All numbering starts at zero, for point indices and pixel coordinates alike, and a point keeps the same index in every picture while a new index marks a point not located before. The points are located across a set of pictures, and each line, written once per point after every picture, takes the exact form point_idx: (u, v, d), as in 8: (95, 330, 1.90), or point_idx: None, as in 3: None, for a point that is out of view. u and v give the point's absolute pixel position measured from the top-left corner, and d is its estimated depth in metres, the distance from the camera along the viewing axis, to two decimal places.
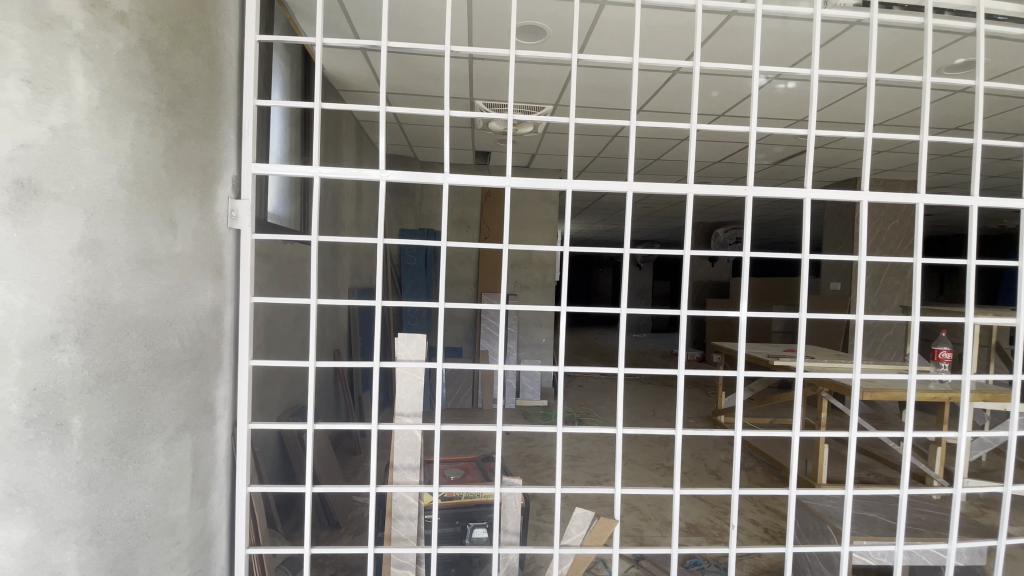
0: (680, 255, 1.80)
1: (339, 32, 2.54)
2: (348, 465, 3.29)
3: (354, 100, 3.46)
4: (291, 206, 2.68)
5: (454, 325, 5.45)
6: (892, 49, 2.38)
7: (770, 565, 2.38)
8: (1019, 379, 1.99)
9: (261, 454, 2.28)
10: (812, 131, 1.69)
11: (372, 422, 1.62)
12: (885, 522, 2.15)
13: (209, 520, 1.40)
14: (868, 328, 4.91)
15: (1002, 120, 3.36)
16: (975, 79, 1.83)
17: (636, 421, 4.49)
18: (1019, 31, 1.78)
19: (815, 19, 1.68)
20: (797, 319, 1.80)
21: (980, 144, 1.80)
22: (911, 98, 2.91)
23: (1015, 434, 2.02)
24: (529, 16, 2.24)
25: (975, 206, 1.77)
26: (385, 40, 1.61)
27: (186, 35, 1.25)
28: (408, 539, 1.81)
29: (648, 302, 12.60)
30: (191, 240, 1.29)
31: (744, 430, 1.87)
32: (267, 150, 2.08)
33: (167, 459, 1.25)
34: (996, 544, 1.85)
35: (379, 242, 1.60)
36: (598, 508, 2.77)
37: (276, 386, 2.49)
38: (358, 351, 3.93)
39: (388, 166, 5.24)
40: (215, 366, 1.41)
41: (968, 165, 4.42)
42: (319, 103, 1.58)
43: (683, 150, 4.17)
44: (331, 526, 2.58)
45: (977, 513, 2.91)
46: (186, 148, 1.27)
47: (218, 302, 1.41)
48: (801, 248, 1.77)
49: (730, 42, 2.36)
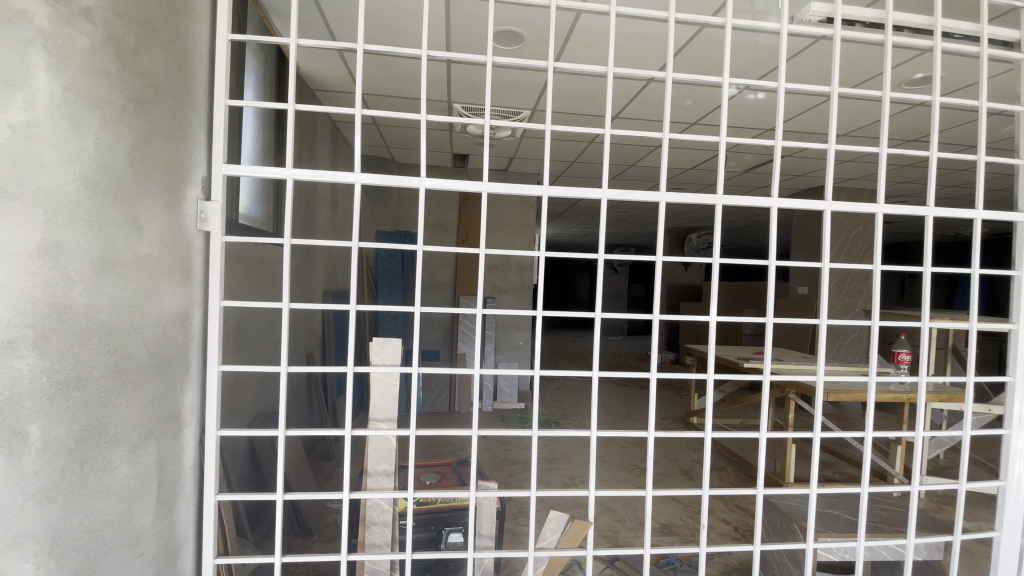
0: (653, 260, 1.81)
1: (312, 32, 2.50)
2: (322, 471, 3.24)
3: (329, 101, 3.42)
4: (264, 208, 2.63)
5: (431, 328, 5.42)
6: (854, 63, 2.48)
7: (740, 563, 2.45)
8: (974, 382, 2.07)
9: (231, 461, 2.24)
10: (778, 142, 1.72)
11: (345, 429, 1.57)
12: (848, 519, 2.22)
13: (175, 530, 1.36)
14: (833, 331, 5.09)
15: (956, 133, 3.53)
16: (931, 94, 1.90)
17: (611, 423, 4.55)
18: (974, 49, 1.86)
19: (782, 34, 1.71)
20: (765, 323, 1.83)
21: (936, 156, 1.86)
22: (872, 111, 3.03)
23: (969, 434, 2.09)
24: (506, 21, 2.25)
25: (931, 217, 1.83)
26: (361, 41, 1.56)
27: (153, 31, 1.22)
28: (382, 545, 1.78)
29: (624, 305, 12.78)
30: (157, 243, 1.25)
31: (713, 432, 1.89)
32: (237, 150, 2.04)
33: (131, 468, 1.21)
34: (952, 539, 1.93)
35: (353, 246, 1.56)
36: (573, 510, 2.80)
37: (247, 391, 2.43)
38: (332, 355, 3.88)
39: (364, 167, 5.16)
40: (182, 371, 1.37)
41: (926, 176, 4.64)
42: (293, 103, 1.54)
43: (657, 156, 4.25)
44: (303, 533, 2.55)
45: (935, 509, 3.06)
46: (153, 148, 1.23)
47: (186, 306, 1.37)
48: (767, 254, 1.81)
49: (701, 53, 2.42)
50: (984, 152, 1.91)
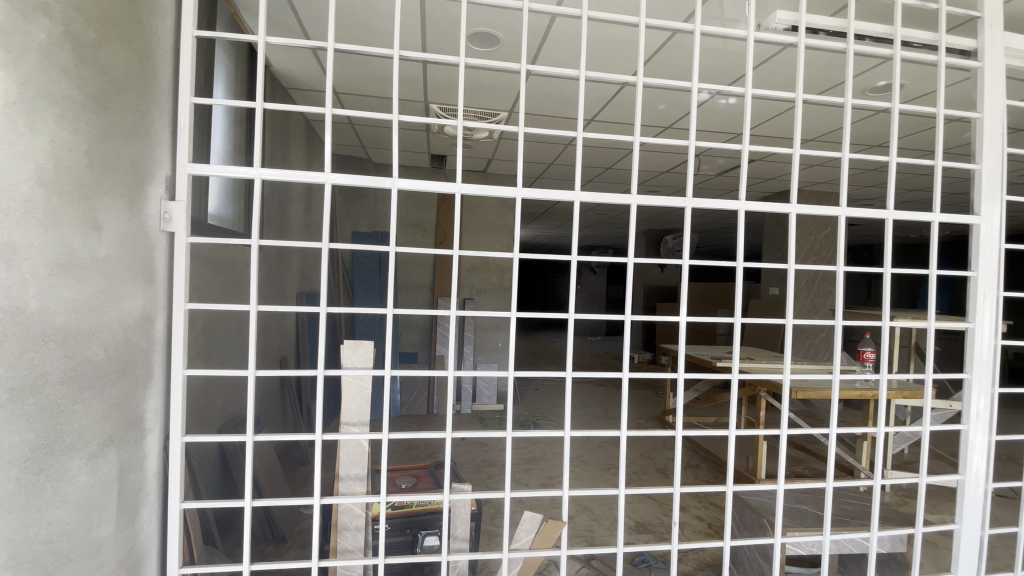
0: (625, 262, 1.83)
1: (284, 30, 2.46)
2: (295, 476, 3.18)
3: (302, 100, 3.37)
4: (234, 207, 2.58)
5: (409, 330, 5.39)
6: (820, 70, 2.57)
7: (713, 560, 2.49)
8: (932, 378, 2.14)
9: (199, 467, 2.18)
10: (745, 146, 1.75)
11: (316, 433, 1.53)
12: (814, 514, 2.28)
13: (137, 540, 1.32)
14: (803, 330, 5.23)
15: (916, 139, 3.67)
16: (891, 102, 1.96)
17: (589, 423, 4.59)
18: (932, 57, 1.93)
19: (749, 41, 1.75)
20: (734, 323, 1.86)
21: (895, 162, 1.92)
22: (837, 117, 3.13)
23: (928, 428, 2.16)
24: (480, 23, 2.26)
25: (891, 220, 1.89)
26: (333, 40, 1.52)
27: (114, 26, 1.18)
28: (355, 550, 1.76)
29: (603, 306, 12.91)
30: (118, 244, 1.21)
31: (684, 431, 1.91)
32: (205, 149, 1.99)
33: (90, 476, 1.17)
34: (913, 532, 1.99)
35: (324, 247, 1.53)
36: (549, 510, 2.81)
37: (216, 395, 2.37)
38: (307, 358, 3.83)
39: (340, 168, 5.10)
40: (144, 376, 1.33)
41: (888, 180, 4.82)
42: (262, 101, 1.49)
43: (632, 160, 4.32)
44: (276, 540, 2.50)
45: (899, 503, 3.17)
46: (115, 147, 1.20)
47: (148, 309, 1.33)
48: (736, 256, 1.84)
49: (674, 58, 2.47)
50: (941, 157, 1.97)
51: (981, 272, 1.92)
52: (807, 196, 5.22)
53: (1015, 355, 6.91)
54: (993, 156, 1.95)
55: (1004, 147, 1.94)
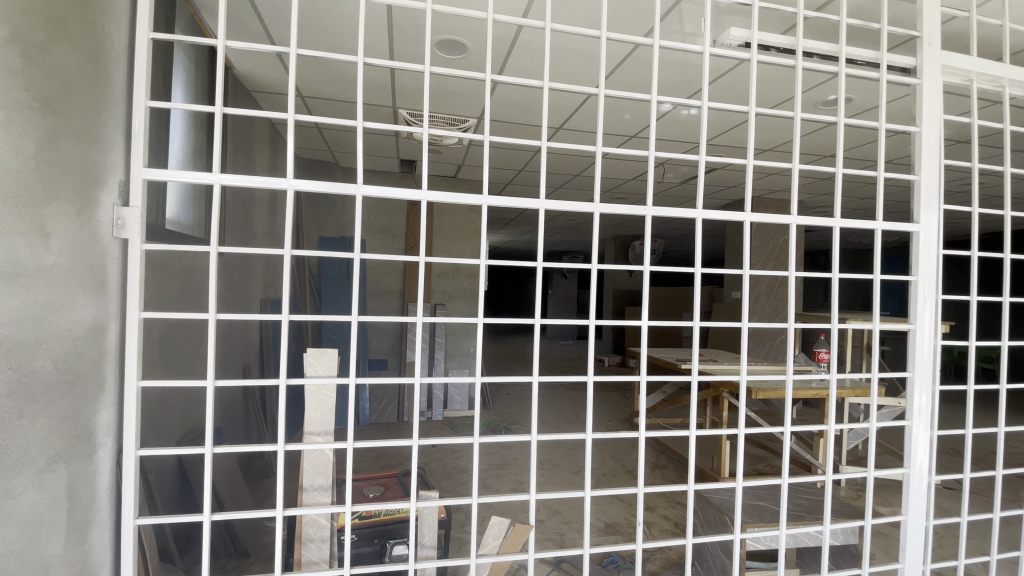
0: (588, 269, 1.85)
1: (248, 32, 2.42)
2: (259, 488, 3.10)
3: (266, 103, 3.30)
4: (194, 213, 2.50)
5: (378, 337, 5.33)
6: (772, 85, 2.71)
7: (678, 557, 2.56)
8: (878, 377, 2.25)
9: (155, 482, 2.10)
10: (702, 157, 1.81)
11: (279, 444, 1.48)
12: (772, 509, 2.36)
13: (88, 558, 1.26)
14: (763, 332, 5.43)
15: (863, 150, 3.88)
16: (837, 116, 2.06)
17: (559, 426, 4.63)
18: (874, 74, 2.05)
19: (704, 55, 1.80)
20: (693, 327, 1.92)
21: (842, 173, 2.01)
22: (791, 128, 3.28)
23: (875, 425, 2.27)
24: (446, 31, 2.28)
25: (838, 228, 1.99)
26: (294, 45, 1.47)
27: (63, 29, 1.15)
28: (320, 562, 1.72)
29: (574, 311, 13.07)
30: (68, 251, 1.17)
31: (647, 432, 1.95)
32: (162, 152, 1.93)
33: (36, 493, 1.12)
34: (863, 524, 2.08)
35: (285, 254, 1.48)
36: (518, 515, 2.82)
37: (174, 408, 2.29)
38: (272, 367, 3.73)
39: (306, 172, 5.02)
40: (96, 388, 1.28)
41: (837, 189, 5.08)
42: (221, 105, 1.44)
43: (599, 168, 4.41)
44: (238, 555, 2.43)
45: (853, 497, 3.32)
46: (62, 154, 1.15)
47: (101, 317, 1.28)
48: (694, 262, 1.89)
49: (635, 71, 2.55)
50: (884, 169, 2.09)
51: (920, 276, 2.05)
52: (765, 204, 5.42)
53: (959, 354, 7.34)
54: (930, 168, 2.07)
55: (941, 159, 2.07)
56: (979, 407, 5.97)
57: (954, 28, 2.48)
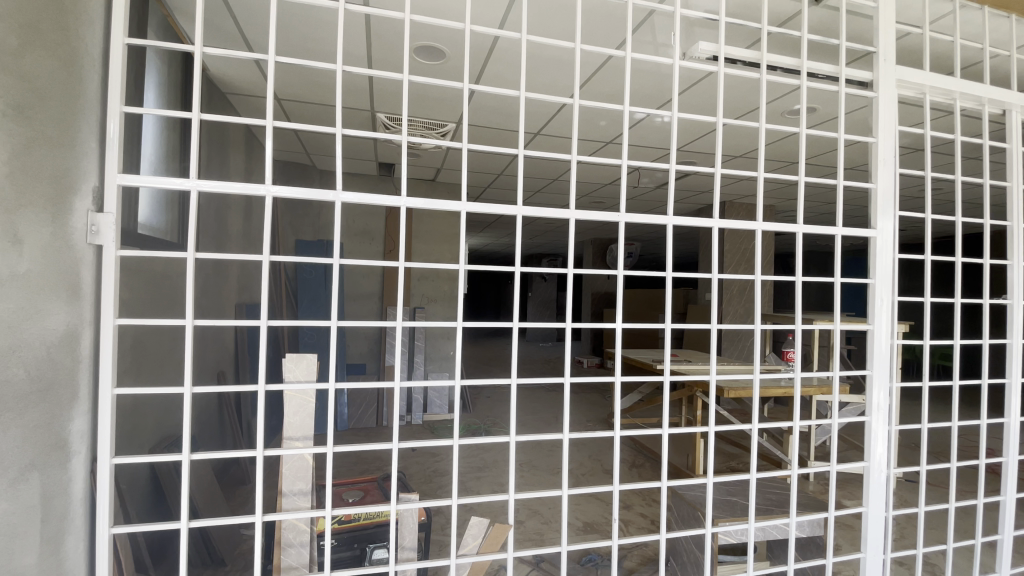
0: (565, 273, 1.89)
1: (224, 35, 2.40)
2: (235, 495, 3.06)
3: (242, 105, 3.25)
4: (167, 216, 2.47)
5: (357, 340, 5.29)
6: (739, 96, 2.82)
7: (654, 553, 2.63)
8: (840, 375, 2.35)
9: (128, 490, 2.06)
10: (673, 165, 1.87)
11: (257, 451, 1.46)
12: (743, 504, 2.44)
13: (63, 568, 1.25)
14: (736, 333, 5.60)
15: (826, 158, 4.05)
16: (801, 126, 2.15)
17: (538, 427, 4.69)
18: (834, 87, 2.15)
19: (675, 68, 1.86)
20: (664, 329, 1.98)
21: (805, 181, 2.10)
22: (758, 137, 3.41)
23: (838, 421, 2.37)
24: (424, 37, 2.31)
25: (800, 233, 2.07)
26: (272, 51, 1.43)
27: (35, 34, 1.14)
28: (298, 567, 1.72)
29: (554, 314, 13.16)
30: (41, 258, 1.16)
31: (622, 431, 2.01)
32: (135, 157, 1.91)
33: (10, 502, 1.10)
34: (828, 516, 2.17)
35: (263, 260, 1.47)
36: (498, 516, 2.85)
37: (147, 414, 2.25)
38: (247, 372, 3.68)
39: (282, 176, 4.97)
40: (69, 397, 1.26)
41: (803, 194, 5.28)
42: (198, 111, 1.42)
43: (576, 173, 4.49)
44: (214, 563, 2.40)
45: (819, 490, 3.45)
46: (36, 160, 1.14)
47: (73, 326, 1.27)
48: (666, 266, 1.95)
49: (609, 80, 2.63)
50: (843, 177, 2.19)
51: (877, 278, 2.16)
52: (736, 208, 5.59)
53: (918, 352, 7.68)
54: (886, 176, 2.19)
55: (896, 168, 2.19)
56: (937, 403, 6.27)
57: (909, 43, 2.62)
